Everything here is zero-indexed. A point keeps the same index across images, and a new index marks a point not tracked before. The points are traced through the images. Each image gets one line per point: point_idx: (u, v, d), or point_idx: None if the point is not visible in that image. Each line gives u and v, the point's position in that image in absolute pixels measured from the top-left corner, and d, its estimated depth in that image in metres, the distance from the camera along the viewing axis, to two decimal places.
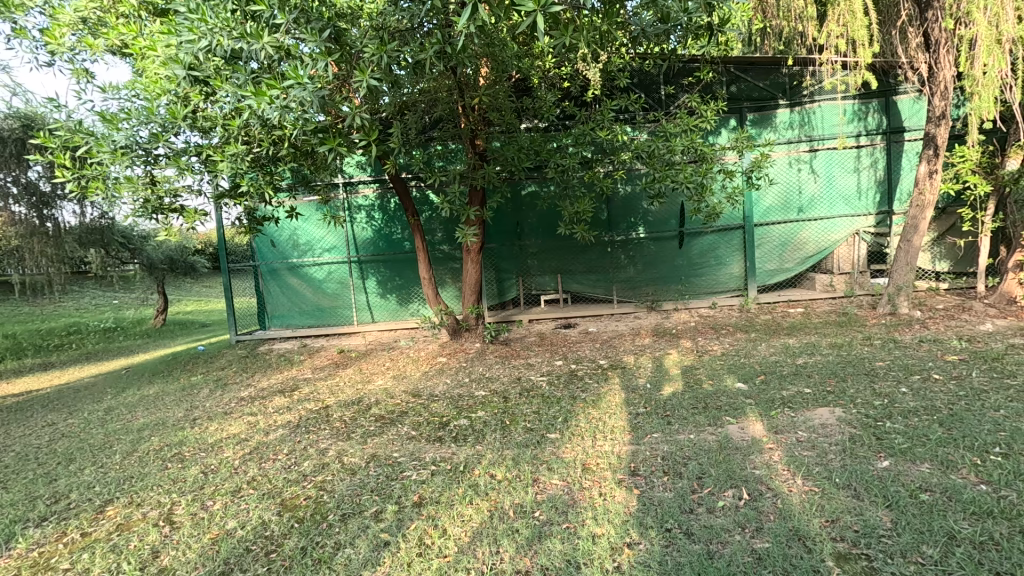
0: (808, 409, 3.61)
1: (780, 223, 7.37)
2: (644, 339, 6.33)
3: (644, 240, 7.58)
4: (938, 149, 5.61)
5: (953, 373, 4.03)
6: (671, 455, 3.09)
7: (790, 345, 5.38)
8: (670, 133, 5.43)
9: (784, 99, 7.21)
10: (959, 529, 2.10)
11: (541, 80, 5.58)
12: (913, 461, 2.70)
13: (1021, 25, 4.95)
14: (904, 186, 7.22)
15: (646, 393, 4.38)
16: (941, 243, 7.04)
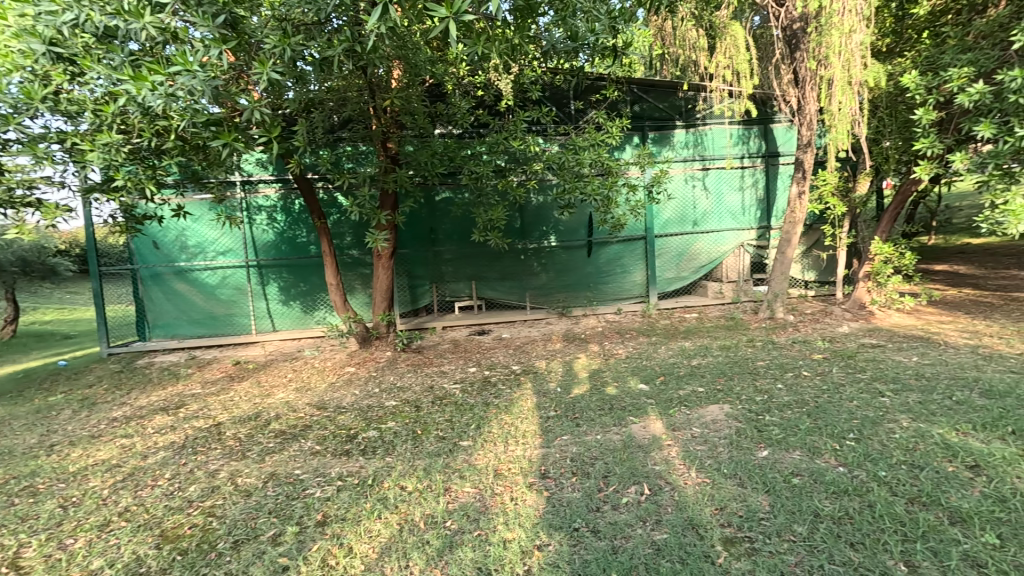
0: (701, 406, 3.92)
1: (677, 235, 7.96)
2: (555, 344, 6.52)
3: (555, 249, 7.82)
4: (805, 173, 6.38)
5: (817, 370, 4.59)
6: (580, 456, 3.20)
7: (686, 348, 5.81)
8: (579, 146, 5.67)
9: (680, 121, 7.81)
10: (823, 507, 2.38)
11: (454, 86, 5.57)
12: (787, 449, 3.03)
13: (867, 71, 5.72)
14: (779, 204, 8.14)
15: (556, 396, 4.51)
16: (809, 255, 8.02)
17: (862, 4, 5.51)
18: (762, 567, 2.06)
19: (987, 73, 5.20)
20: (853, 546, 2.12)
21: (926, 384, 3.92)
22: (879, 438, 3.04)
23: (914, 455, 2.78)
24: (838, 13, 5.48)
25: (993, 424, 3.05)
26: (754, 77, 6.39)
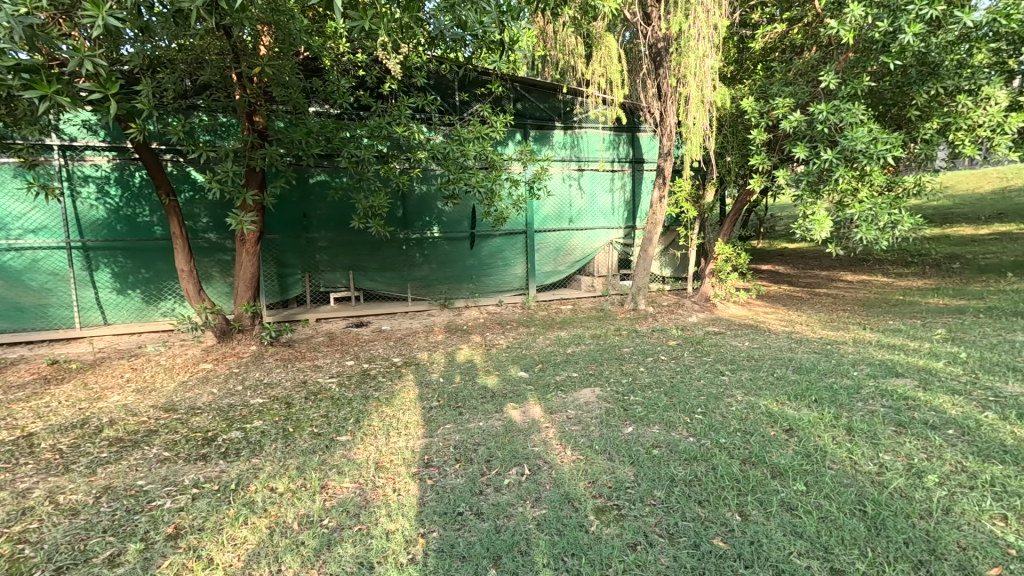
0: (575, 390, 4.19)
1: (555, 231, 8.36)
2: (437, 335, 6.49)
3: (438, 240, 7.77)
4: (665, 179, 7.08)
5: (673, 354, 5.17)
6: (463, 443, 3.24)
7: (562, 337, 6.16)
8: (464, 138, 5.67)
9: (559, 122, 8.17)
10: (678, 472, 2.70)
11: (332, 63, 5.22)
12: (648, 424, 3.38)
13: (715, 92, 6.55)
14: (643, 206, 8.97)
15: (439, 386, 4.51)
16: (667, 253, 8.96)
17: (713, 33, 6.26)
18: (628, 530, 2.26)
19: (803, 105, 6.23)
20: (701, 503, 2.43)
21: (754, 364, 4.63)
22: (721, 410, 3.51)
23: (746, 423, 3.26)
24: (694, 38, 6.18)
25: (802, 394, 3.70)
26: (624, 87, 7.05)
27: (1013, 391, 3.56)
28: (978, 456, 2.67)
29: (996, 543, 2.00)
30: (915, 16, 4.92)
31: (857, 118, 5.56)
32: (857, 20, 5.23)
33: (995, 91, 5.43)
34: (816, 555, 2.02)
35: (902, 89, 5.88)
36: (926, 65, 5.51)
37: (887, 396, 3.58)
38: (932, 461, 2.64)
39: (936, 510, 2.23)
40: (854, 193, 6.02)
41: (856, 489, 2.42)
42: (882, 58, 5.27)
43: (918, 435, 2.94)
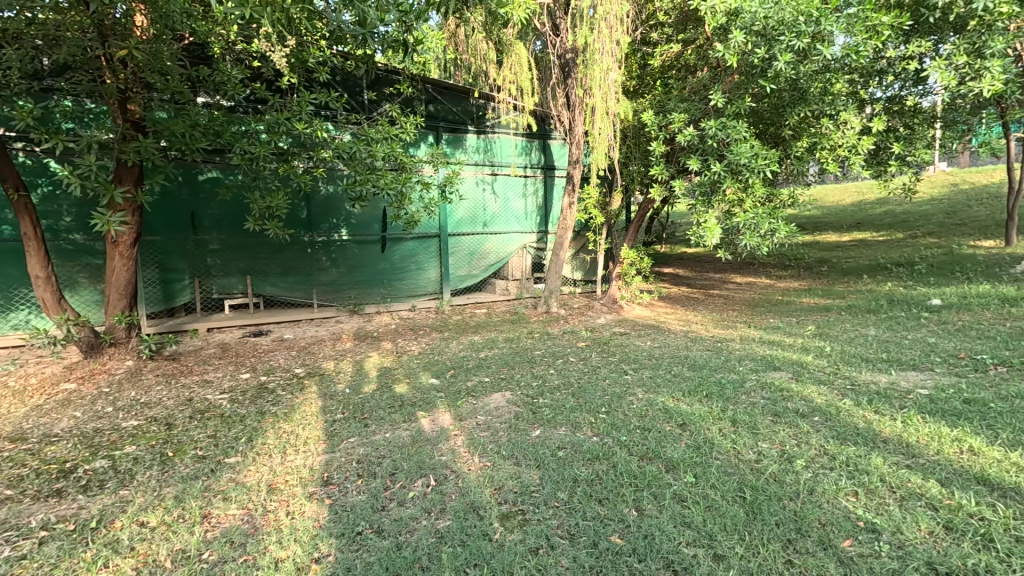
0: (486, 395, 4.19)
1: (469, 234, 8.33)
2: (345, 343, 6.20)
3: (346, 243, 7.44)
4: (574, 186, 7.31)
5: (581, 356, 5.34)
6: (366, 457, 3.11)
7: (475, 341, 6.14)
8: (371, 138, 5.46)
9: (472, 126, 8.19)
10: (581, 472, 2.77)
11: (222, 50, 4.80)
12: (555, 426, 3.45)
13: (619, 105, 6.88)
14: (555, 212, 9.22)
15: (345, 397, 4.30)
16: (577, 257, 9.28)
17: (616, 48, 6.57)
18: (531, 534, 2.29)
19: (696, 121, 6.73)
20: (601, 502, 2.51)
21: (654, 362, 4.90)
22: (623, 409, 3.68)
23: (645, 420, 3.44)
24: (599, 52, 6.46)
25: (695, 390, 3.97)
26: (534, 95, 7.20)
27: (866, 379, 4.08)
28: (837, 439, 3.01)
29: (849, 517, 2.25)
30: (786, 45, 5.50)
31: (740, 135, 6.11)
32: (739, 45, 5.75)
33: (851, 116, 6.21)
34: (702, 543, 2.15)
35: (778, 110, 6.54)
36: (796, 90, 6.17)
37: (766, 388, 3.95)
38: (801, 447, 2.93)
39: (803, 491, 2.47)
40: (740, 204, 6.60)
41: (738, 477, 2.63)
42: (760, 82, 5.82)
43: (790, 423, 3.26)
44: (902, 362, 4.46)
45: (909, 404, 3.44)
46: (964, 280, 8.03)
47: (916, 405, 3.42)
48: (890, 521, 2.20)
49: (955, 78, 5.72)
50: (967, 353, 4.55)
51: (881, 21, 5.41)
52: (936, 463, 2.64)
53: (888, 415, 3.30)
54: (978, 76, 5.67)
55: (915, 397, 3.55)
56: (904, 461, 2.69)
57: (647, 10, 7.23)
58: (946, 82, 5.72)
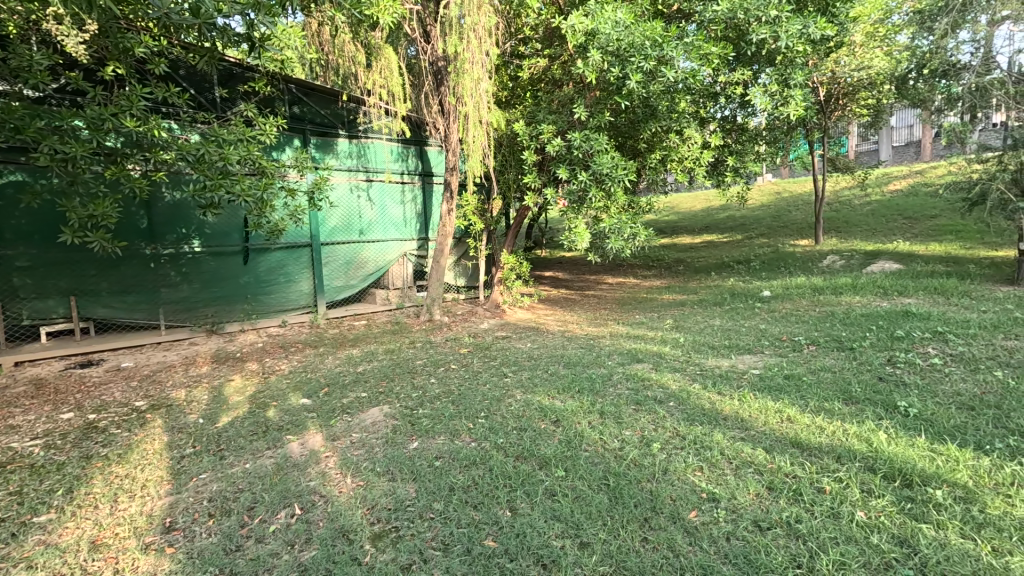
0: (362, 411, 4.00)
1: (343, 243, 7.92)
2: (200, 367, 5.54)
3: (200, 255, 6.67)
4: (452, 192, 7.29)
5: (462, 362, 5.34)
6: (221, 493, 2.80)
7: (353, 355, 5.85)
8: (222, 139, 4.96)
9: (343, 130, 7.82)
10: (457, 480, 2.76)
11: (23, 30, 3.94)
12: (433, 436, 3.40)
13: (492, 114, 7.04)
14: (434, 219, 9.14)
15: (197, 429, 3.83)
16: (459, 264, 9.31)
17: (485, 59, 6.73)
18: (404, 551, 2.22)
19: (563, 132, 7.13)
20: (475, 506, 2.53)
21: (532, 363, 5.06)
22: (501, 412, 3.74)
23: (521, 421, 3.52)
24: (469, 62, 6.56)
25: (568, 387, 4.16)
26: (406, 101, 7.10)
27: (711, 364, 4.62)
28: (687, 420, 3.35)
29: (695, 490, 2.51)
30: (636, 67, 6.06)
31: (602, 147, 6.61)
32: (597, 64, 6.21)
33: (693, 133, 7.03)
34: (569, 534, 2.26)
35: (633, 125, 7.16)
36: (647, 108, 6.83)
37: (630, 379, 4.28)
38: (657, 431, 3.21)
39: (658, 471, 2.71)
40: (606, 210, 7.12)
41: (603, 466, 2.81)
42: (615, 98, 6.35)
43: (649, 410, 3.57)
44: (739, 347, 5.12)
45: (744, 384, 3.94)
46: (786, 274, 9.48)
47: (749, 384, 3.95)
48: (726, 488, 2.49)
49: (770, 103, 6.75)
50: (787, 336, 5.37)
51: (712, 51, 6.18)
52: (762, 433, 3.06)
53: (727, 394, 3.76)
54: (786, 103, 6.76)
55: (748, 377, 4.10)
56: (739, 434, 3.08)
57: (515, 25, 7.51)
58: (763, 106, 6.73)
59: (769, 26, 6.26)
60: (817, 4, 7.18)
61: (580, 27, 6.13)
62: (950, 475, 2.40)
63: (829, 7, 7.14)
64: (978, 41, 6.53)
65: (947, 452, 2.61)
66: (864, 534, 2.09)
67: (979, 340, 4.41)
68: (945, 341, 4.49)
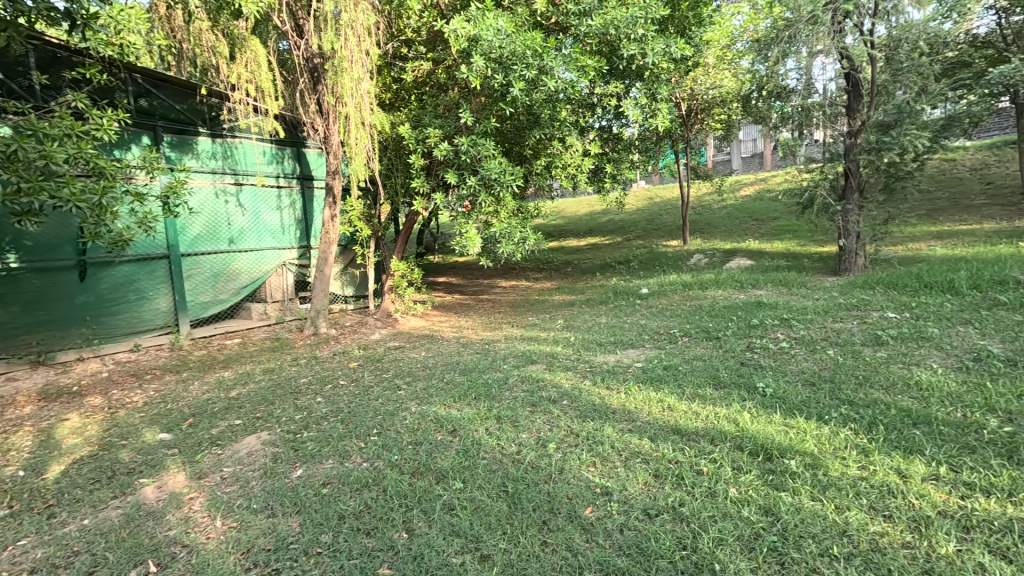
0: (236, 441, 3.57)
1: (208, 253, 7.09)
2: (24, 407, 4.60)
3: (19, 272, 5.55)
4: (335, 197, 6.86)
5: (352, 377, 5.03)
6: (49, 562, 2.38)
7: (224, 378, 5.23)
8: (42, 132, 4.15)
9: (204, 128, 7.03)
10: (347, 506, 2.57)
11: None
12: (319, 461, 3.13)
13: (375, 116, 6.74)
14: (316, 225, 8.58)
15: (16, 484, 3.15)
16: (346, 272, 8.83)
17: (365, 59, 6.44)
18: None
19: (450, 137, 7.07)
20: (368, 533, 2.37)
21: (428, 373, 4.91)
22: (395, 427, 3.56)
23: (417, 435, 3.38)
24: (348, 60, 6.23)
25: (464, 394, 4.09)
26: (279, 98, 6.55)
27: (600, 361, 4.84)
28: (580, 417, 3.45)
29: (590, 486, 2.59)
30: (519, 74, 6.21)
31: (489, 152, 6.67)
32: (480, 70, 6.22)
33: (574, 141, 7.39)
34: (469, 548, 2.21)
35: (519, 131, 7.32)
36: (531, 116, 7.01)
37: (525, 382, 4.32)
38: (553, 431, 3.27)
39: (554, 471, 2.75)
40: (495, 215, 7.17)
41: (502, 472, 2.78)
42: (500, 104, 6.42)
43: (545, 410, 3.63)
44: (624, 342, 5.45)
45: (629, 377, 4.19)
46: (661, 272, 10.33)
47: (634, 376, 4.20)
48: (618, 481, 2.59)
49: (641, 115, 7.31)
50: (665, 329, 5.82)
51: (587, 63, 6.55)
52: (647, 423, 3.24)
53: (615, 388, 3.95)
54: (654, 115, 7.37)
55: (633, 370, 4.37)
56: (627, 426, 3.24)
57: (396, 26, 7.30)
58: (635, 118, 7.25)
59: (637, 43, 6.80)
60: (676, 27, 7.96)
61: (462, 32, 6.13)
62: (801, 445, 2.73)
63: (686, 31, 7.97)
64: (801, 69, 7.61)
65: (796, 425, 2.98)
66: (736, 509, 2.30)
67: (815, 323, 5.15)
68: (789, 327, 5.17)
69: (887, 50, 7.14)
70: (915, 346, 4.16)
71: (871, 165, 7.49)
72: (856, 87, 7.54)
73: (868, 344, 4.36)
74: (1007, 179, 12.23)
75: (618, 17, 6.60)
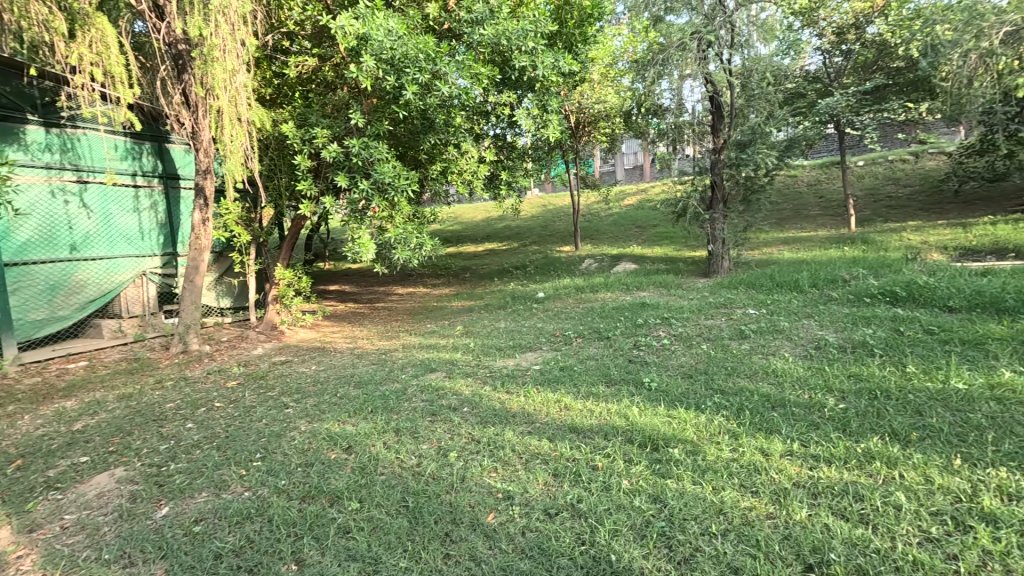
0: (82, 481, 3.06)
1: (42, 262, 6.02)
2: None
3: None
4: (207, 200, 6.19)
5: (230, 397, 4.56)
6: None
7: (65, 409, 4.45)
8: None
9: (34, 114, 5.97)
10: (226, 543, 2.31)
11: None
12: (191, 495, 2.78)
13: (253, 111, 6.18)
14: (184, 230, 7.68)
15: None
16: (221, 282, 8.01)
17: (240, 49, 5.91)
18: None
19: (339, 138, 6.72)
20: (251, 571, 2.15)
21: (319, 388, 4.59)
22: (281, 449, 3.27)
23: (307, 455, 3.13)
24: (219, 49, 5.65)
25: (360, 408, 3.89)
26: (134, 86, 5.76)
27: (499, 365, 4.89)
28: (481, 423, 3.44)
29: (492, 491, 2.58)
30: (412, 77, 6.09)
31: (382, 155, 6.44)
32: (371, 71, 6.00)
33: (469, 147, 7.40)
34: (367, 571, 2.10)
35: (413, 135, 7.17)
36: (425, 120, 6.92)
37: (425, 391, 4.22)
38: (453, 439, 3.22)
39: (456, 480, 2.71)
40: (390, 220, 6.95)
41: (401, 487, 2.68)
42: (393, 107, 6.24)
43: (445, 419, 3.57)
44: (522, 345, 5.56)
45: (528, 380, 4.27)
46: (555, 276, 10.74)
47: (532, 379, 4.29)
48: (519, 484, 2.62)
49: (533, 125, 7.53)
50: (560, 331, 6.05)
51: (481, 71, 6.64)
52: (546, 424, 3.32)
53: (514, 392, 4.01)
54: (546, 125, 7.65)
55: (531, 372, 4.48)
56: (526, 429, 3.29)
57: (275, 16, 6.80)
58: (528, 128, 7.45)
59: (528, 56, 7.02)
60: (564, 43, 8.38)
61: (351, 30, 5.87)
62: (683, 434, 2.98)
63: (573, 47, 8.42)
64: (673, 90, 8.37)
65: (678, 415, 3.24)
66: (629, 499, 2.43)
67: (691, 321, 5.67)
68: (669, 325, 5.64)
69: (741, 79, 8.10)
70: (771, 338, 4.74)
71: (733, 178, 8.43)
72: (719, 111, 8.31)
73: (734, 338, 4.89)
74: (834, 194, 14.52)
75: (510, 29, 6.78)
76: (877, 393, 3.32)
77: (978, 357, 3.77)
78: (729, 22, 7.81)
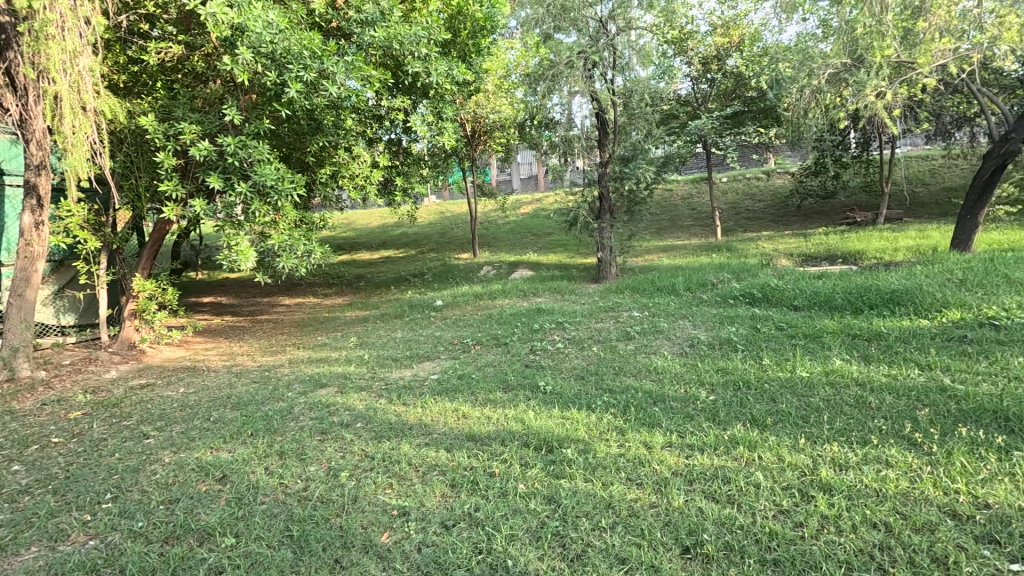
0: None
1: None
2: None
3: None
4: (41, 200, 5.26)
5: (74, 430, 3.91)
6: None
7: None
8: None
9: None
10: None
11: None
12: (15, 553, 2.33)
13: (103, 100, 5.38)
14: (9, 234, 6.52)
15: None
16: (63, 296, 6.87)
17: (85, 28, 5.13)
18: None
19: (212, 135, 6.08)
20: None
21: (188, 413, 4.09)
22: (139, 485, 2.87)
23: (171, 491, 2.77)
24: (56, 26, 4.84)
25: (238, 431, 3.55)
26: None
27: (395, 376, 4.74)
28: (375, 439, 3.30)
29: (385, 509, 2.48)
30: (295, 75, 5.73)
31: (263, 156, 5.89)
32: (248, 64, 5.52)
33: (361, 151, 7.25)
34: None
35: (299, 137, 6.67)
36: (312, 121, 6.48)
37: (314, 408, 3.95)
38: (345, 458, 3.05)
39: (348, 501, 2.56)
40: (274, 225, 6.44)
41: (284, 515, 2.47)
42: (275, 104, 5.78)
43: (336, 437, 3.36)
44: (419, 355, 5.45)
45: (426, 390, 4.18)
46: (453, 283, 10.71)
47: (430, 389, 4.21)
48: (414, 499, 2.54)
49: (428, 131, 7.42)
50: (458, 339, 6.03)
51: (371, 74, 6.45)
52: (443, 434, 3.28)
53: (411, 403, 3.90)
54: (441, 133, 7.60)
55: (429, 382, 4.39)
56: (423, 440, 3.21)
57: None
58: (422, 134, 7.33)
59: (421, 61, 6.96)
60: (458, 52, 8.41)
61: (223, 18, 5.34)
62: (576, 434, 3.10)
63: (467, 57, 8.55)
64: (564, 105, 8.78)
65: (571, 416, 3.37)
66: (524, 502, 2.47)
67: (583, 325, 5.95)
68: (563, 329, 5.87)
69: (624, 98, 8.73)
70: (653, 338, 5.13)
71: (618, 190, 9.04)
72: (603, 126, 8.84)
73: (621, 339, 5.22)
74: (703, 206, 16.19)
75: (402, 33, 6.64)
76: (740, 384, 3.73)
77: (817, 348, 4.40)
78: (611, 45, 8.38)
